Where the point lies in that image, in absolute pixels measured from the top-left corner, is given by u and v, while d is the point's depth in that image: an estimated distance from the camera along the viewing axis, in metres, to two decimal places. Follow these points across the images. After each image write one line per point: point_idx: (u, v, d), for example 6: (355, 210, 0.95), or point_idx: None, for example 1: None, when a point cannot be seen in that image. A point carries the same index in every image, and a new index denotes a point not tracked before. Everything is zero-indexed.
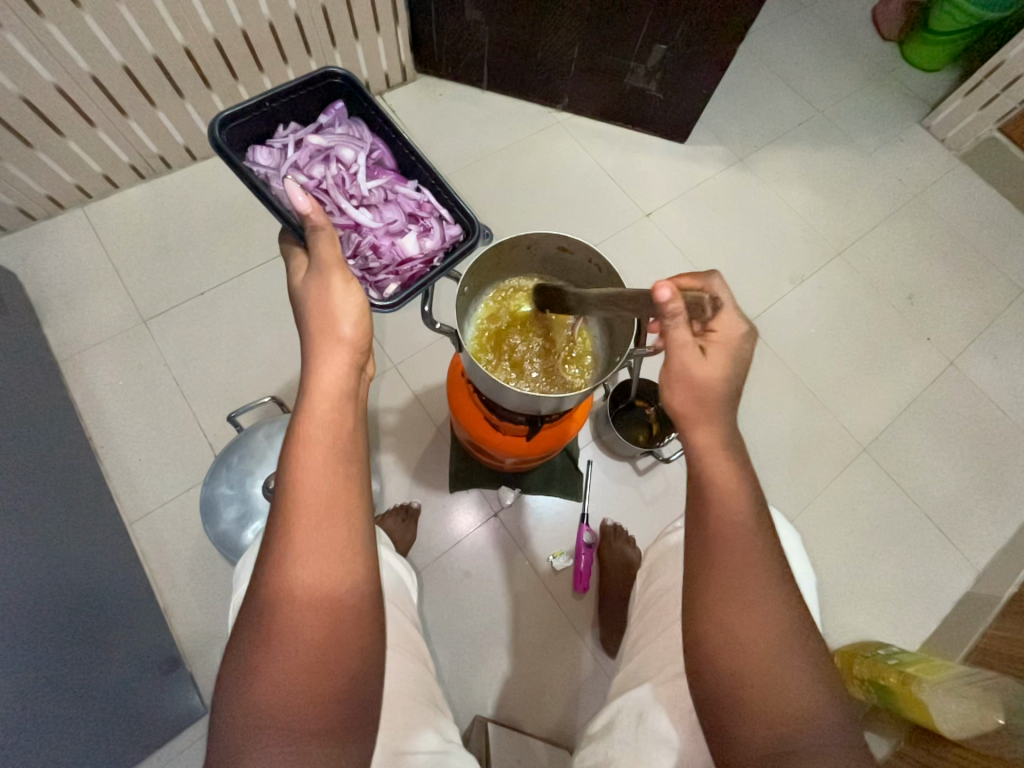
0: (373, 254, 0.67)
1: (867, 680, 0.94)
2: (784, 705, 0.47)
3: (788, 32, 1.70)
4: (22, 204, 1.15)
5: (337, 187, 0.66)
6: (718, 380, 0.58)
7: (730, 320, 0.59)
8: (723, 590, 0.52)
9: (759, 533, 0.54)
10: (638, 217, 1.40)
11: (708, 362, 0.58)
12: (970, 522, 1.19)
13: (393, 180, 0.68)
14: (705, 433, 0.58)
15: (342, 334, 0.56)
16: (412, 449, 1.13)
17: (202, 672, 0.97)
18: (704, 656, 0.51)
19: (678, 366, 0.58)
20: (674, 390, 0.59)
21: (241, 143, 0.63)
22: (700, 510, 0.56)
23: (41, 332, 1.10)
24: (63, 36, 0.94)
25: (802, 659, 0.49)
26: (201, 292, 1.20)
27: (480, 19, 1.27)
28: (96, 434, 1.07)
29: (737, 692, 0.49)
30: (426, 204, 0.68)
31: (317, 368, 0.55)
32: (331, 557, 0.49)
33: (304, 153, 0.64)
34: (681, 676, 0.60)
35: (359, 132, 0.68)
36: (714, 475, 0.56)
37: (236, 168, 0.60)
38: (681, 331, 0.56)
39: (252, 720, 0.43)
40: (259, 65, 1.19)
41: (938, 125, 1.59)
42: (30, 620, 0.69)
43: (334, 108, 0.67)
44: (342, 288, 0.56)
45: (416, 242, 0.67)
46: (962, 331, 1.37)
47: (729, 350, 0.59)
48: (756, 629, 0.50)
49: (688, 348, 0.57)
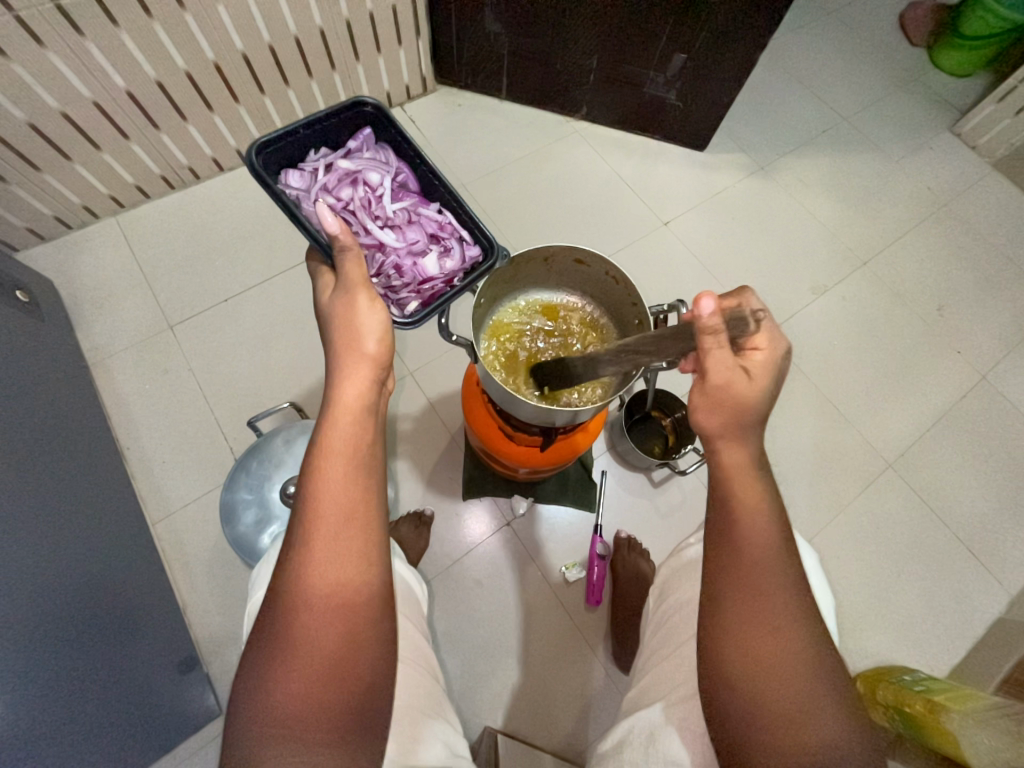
0: (396, 274, 0.65)
1: (891, 706, 0.92)
2: (802, 730, 0.46)
3: (811, 38, 1.68)
4: (59, 213, 1.20)
5: (363, 208, 0.65)
6: (758, 400, 0.56)
7: (770, 336, 0.57)
8: (746, 610, 0.51)
9: (785, 557, 0.52)
10: (656, 226, 1.39)
11: (750, 382, 0.55)
12: (1003, 545, 1.14)
13: (417, 202, 0.67)
14: (735, 453, 0.57)
15: (366, 350, 0.56)
16: (427, 456, 1.14)
17: (219, 672, 0.99)
18: (718, 671, 0.50)
19: (720, 388, 0.55)
20: (711, 410, 0.56)
21: (274, 166, 0.64)
22: (723, 529, 0.55)
23: (73, 336, 1.15)
24: (101, 54, 0.98)
25: (822, 686, 0.48)
26: (225, 298, 1.23)
27: (499, 30, 1.29)
28: (122, 436, 1.11)
29: (754, 714, 0.47)
30: (448, 225, 0.67)
31: (341, 383, 0.55)
32: (348, 570, 0.49)
33: (334, 175, 0.64)
34: (693, 697, 0.58)
35: (385, 157, 0.68)
36: (739, 495, 0.55)
37: (268, 191, 0.60)
38: (726, 355, 0.53)
39: (266, 725, 0.44)
40: (285, 79, 1.22)
41: (970, 131, 1.55)
42: (52, 614, 0.72)
43: (363, 134, 0.67)
44: (367, 307, 0.57)
45: (437, 262, 0.65)
46: (994, 344, 1.33)
47: (770, 369, 0.56)
48: (775, 650, 0.49)
49: (732, 372, 0.54)
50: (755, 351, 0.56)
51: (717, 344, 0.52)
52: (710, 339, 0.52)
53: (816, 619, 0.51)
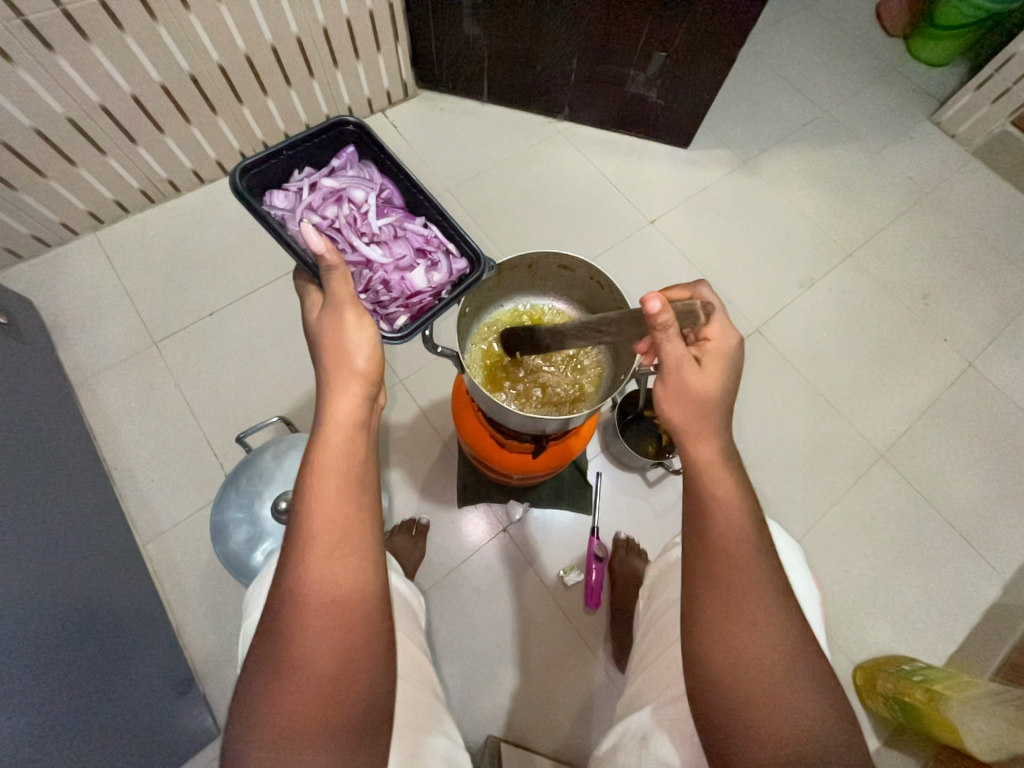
0: (384, 289, 0.64)
1: (890, 696, 0.92)
2: (784, 726, 0.45)
3: (790, 32, 1.69)
4: (37, 231, 1.18)
5: (348, 225, 0.64)
6: (716, 390, 0.57)
7: (722, 326, 0.58)
8: (723, 608, 0.50)
9: (760, 549, 0.52)
10: (642, 225, 1.39)
11: (704, 372, 0.56)
12: (994, 529, 1.15)
13: (402, 217, 0.66)
14: (708, 448, 0.56)
15: (355, 366, 0.55)
16: (420, 464, 1.13)
17: (215, 691, 0.97)
18: (705, 671, 0.50)
19: (675, 380, 0.56)
20: (670, 404, 0.58)
21: (259, 188, 0.63)
22: (698, 527, 0.54)
23: (56, 356, 1.13)
24: (73, 69, 0.96)
25: (806, 674, 0.48)
26: (210, 312, 1.22)
27: (478, 33, 1.28)
28: (110, 456, 1.09)
29: (743, 710, 0.47)
30: (434, 238, 0.65)
31: (331, 401, 0.54)
32: (344, 588, 0.48)
33: (319, 194, 0.63)
34: (681, 697, 0.58)
35: (369, 173, 0.66)
36: (714, 491, 0.54)
37: (252, 212, 0.58)
38: (677, 345, 0.55)
39: (264, 751, 0.43)
40: (263, 89, 1.20)
41: (949, 120, 1.56)
42: (47, 644, 0.71)
43: (346, 152, 0.66)
44: (355, 324, 0.55)
45: (425, 276, 0.64)
46: (979, 331, 1.34)
47: (724, 358, 0.57)
48: (758, 646, 0.48)
49: (684, 362, 0.55)
50: (707, 341, 0.58)
51: (667, 336, 0.54)
52: (660, 331, 0.53)
53: (794, 609, 0.51)
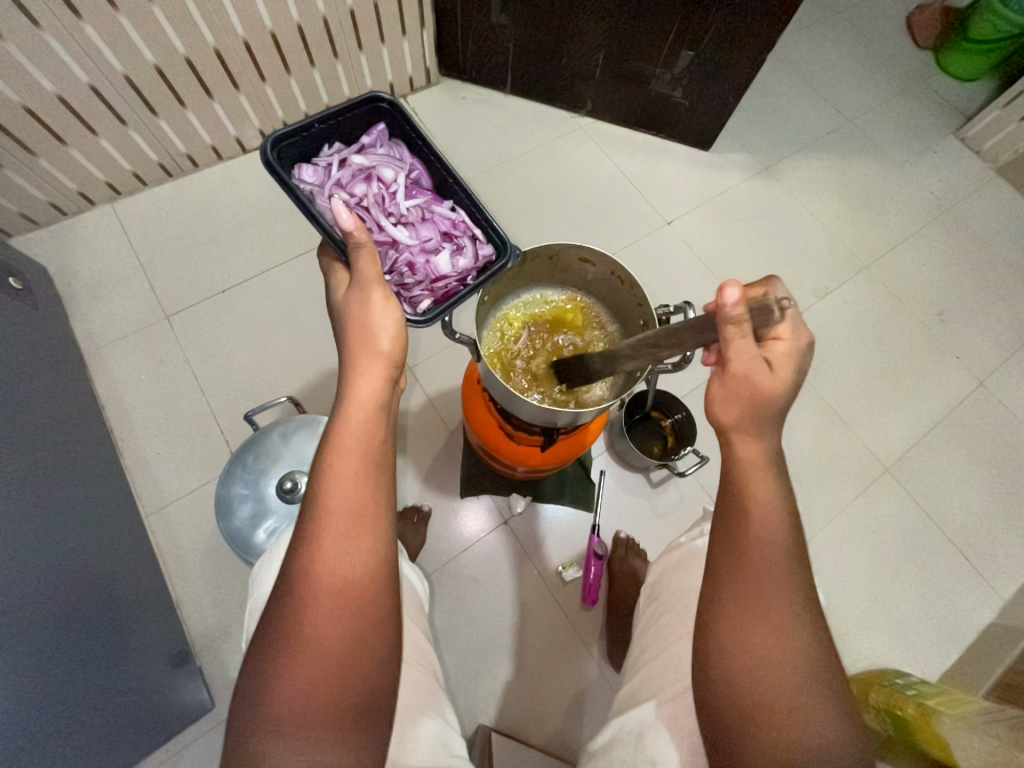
0: (409, 271, 0.63)
1: (882, 708, 0.93)
2: (796, 728, 0.45)
3: (818, 39, 1.67)
4: (54, 199, 1.18)
5: (377, 204, 0.63)
6: (781, 393, 0.56)
7: (793, 326, 0.57)
8: (745, 607, 0.50)
9: (793, 558, 0.52)
10: (658, 225, 1.38)
11: (773, 374, 0.56)
12: (995, 551, 1.15)
13: (430, 199, 0.65)
14: (753, 448, 0.57)
15: (380, 348, 0.55)
16: (425, 452, 1.13)
17: (212, 665, 0.97)
18: (718, 662, 0.50)
19: (741, 379, 0.55)
20: (729, 403, 0.57)
21: (288, 161, 0.62)
22: (730, 525, 0.55)
23: (67, 325, 1.13)
24: (99, 37, 0.96)
25: (821, 681, 0.48)
26: (223, 289, 1.22)
27: (505, 23, 1.27)
28: (116, 426, 1.10)
29: (750, 701, 0.47)
30: (461, 222, 0.65)
31: (354, 380, 0.55)
32: (357, 567, 0.48)
33: (348, 171, 0.62)
34: (680, 696, 0.58)
35: (399, 153, 0.66)
36: (750, 492, 0.55)
37: (282, 185, 0.58)
38: (746, 344, 0.54)
39: (272, 719, 0.43)
40: (287, 68, 1.20)
41: (973, 136, 1.55)
42: (46, 608, 0.71)
43: (376, 130, 0.65)
44: (382, 305, 0.55)
45: (450, 260, 0.63)
46: (992, 352, 1.33)
47: (794, 358, 0.57)
48: (775, 646, 0.49)
49: (753, 362, 0.54)
50: (778, 341, 0.57)
51: (739, 332, 0.53)
52: (733, 326, 0.53)
53: (819, 619, 0.51)
